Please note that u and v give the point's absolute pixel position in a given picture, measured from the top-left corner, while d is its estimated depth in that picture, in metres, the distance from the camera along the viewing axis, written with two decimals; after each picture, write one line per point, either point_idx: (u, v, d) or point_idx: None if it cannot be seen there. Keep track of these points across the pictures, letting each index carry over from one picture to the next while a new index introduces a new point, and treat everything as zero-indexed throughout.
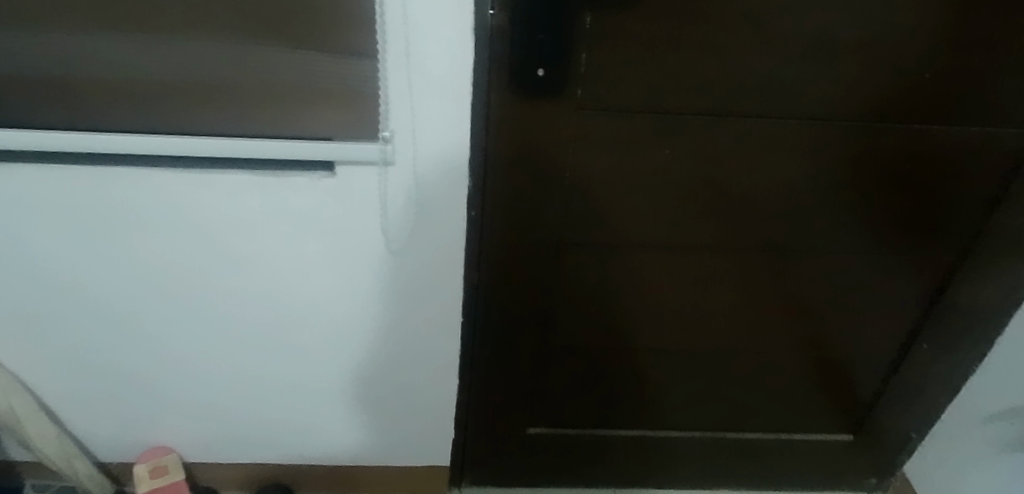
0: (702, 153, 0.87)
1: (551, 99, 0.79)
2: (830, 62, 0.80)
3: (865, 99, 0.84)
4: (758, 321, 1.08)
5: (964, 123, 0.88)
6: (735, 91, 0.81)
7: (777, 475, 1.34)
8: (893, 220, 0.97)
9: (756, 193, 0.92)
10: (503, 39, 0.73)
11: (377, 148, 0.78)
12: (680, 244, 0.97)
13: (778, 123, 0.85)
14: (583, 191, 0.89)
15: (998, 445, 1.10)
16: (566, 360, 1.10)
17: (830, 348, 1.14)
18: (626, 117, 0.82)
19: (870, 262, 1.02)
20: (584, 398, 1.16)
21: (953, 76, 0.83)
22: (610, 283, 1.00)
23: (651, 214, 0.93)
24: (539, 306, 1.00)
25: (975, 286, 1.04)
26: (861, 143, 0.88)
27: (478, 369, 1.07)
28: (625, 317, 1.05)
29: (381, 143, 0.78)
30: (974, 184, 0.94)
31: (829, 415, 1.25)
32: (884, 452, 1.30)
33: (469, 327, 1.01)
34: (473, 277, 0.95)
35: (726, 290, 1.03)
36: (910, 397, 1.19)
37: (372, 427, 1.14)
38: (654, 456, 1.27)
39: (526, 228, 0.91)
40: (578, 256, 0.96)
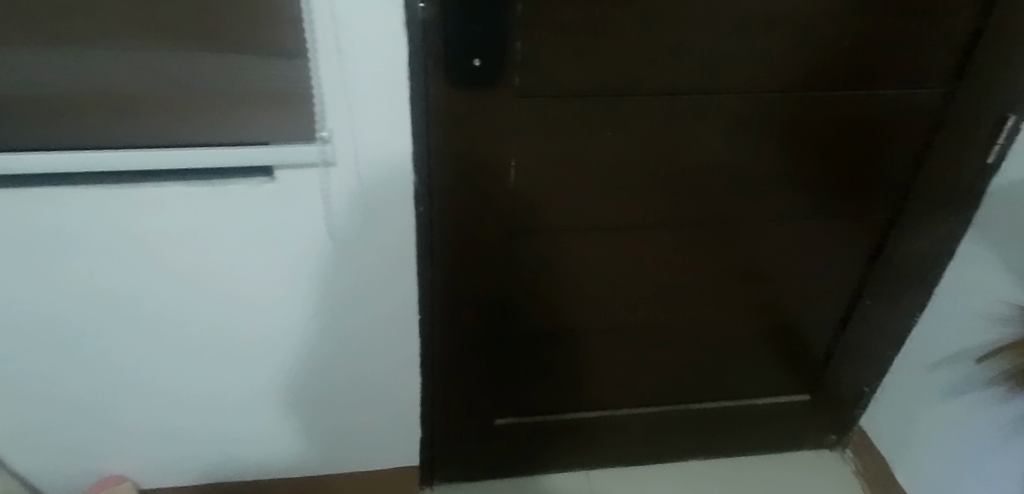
0: (643, 132, 0.88)
1: (490, 89, 0.78)
2: (759, 37, 0.82)
3: (795, 70, 0.86)
4: (710, 293, 1.11)
5: (888, 86, 0.91)
6: (669, 70, 0.83)
7: (741, 441, 1.38)
8: (830, 184, 1.01)
9: (699, 168, 0.94)
10: (435, 31, 0.72)
11: (316, 148, 0.77)
12: (630, 224, 0.98)
13: (713, 98, 0.87)
14: (529, 179, 0.89)
15: (945, 388, 1.18)
16: (526, 347, 1.10)
17: (781, 312, 1.17)
18: (567, 102, 0.82)
19: (812, 227, 1.06)
20: (548, 384, 1.17)
21: (873, 43, 0.86)
22: (563, 268, 1.01)
23: (598, 196, 0.94)
24: (496, 297, 1.01)
25: (910, 241, 1.09)
26: (793, 112, 0.91)
27: (440, 365, 1.07)
28: (582, 300, 1.06)
29: (320, 144, 0.77)
30: (901, 143, 0.98)
31: (786, 378, 1.29)
32: (839, 406, 1.36)
33: (427, 324, 1.00)
34: (426, 273, 0.94)
35: (678, 265, 1.05)
36: (858, 351, 1.25)
37: (336, 434, 1.12)
38: (621, 435, 1.29)
39: (476, 220, 0.91)
40: (530, 244, 0.96)
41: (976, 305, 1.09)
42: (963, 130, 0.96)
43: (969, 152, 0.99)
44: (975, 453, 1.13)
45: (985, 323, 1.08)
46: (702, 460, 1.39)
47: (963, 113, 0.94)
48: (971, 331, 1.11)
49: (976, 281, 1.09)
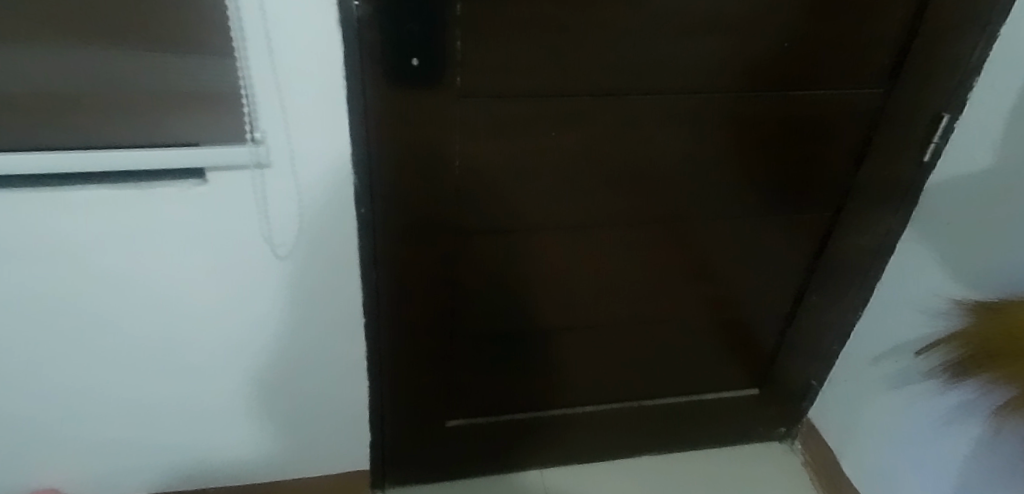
0: (587, 132, 0.88)
1: (430, 89, 0.76)
2: (699, 38, 0.82)
3: (736, 71, 0.87)
4: (659, 291, 1.12)
5: (828, 86, 0.93)
6: (612, 70, 0.82)
7: (692, 436, 1.40)
8: (773, 183, 1.03)
9: (644, 168, 0.94)
10: (371, 30, 0.70)
11: (248, 150, 0.75)
12: (577, 224, 0.98)
13: (656, 98, 0.87)
14: (473, 180, 0.88)
15: (886, 381, 1.21)
16: (476, 348, 1.10)
17: (729, 309, 1.19)
18: (510, 101, 0.82)
19: (756, 225, 1.07)
20: (499, 384, 1.17)
21: (810, 45, 0.88)
22: (511, 269, 1.00)
23: (544, 196, 0.93)
24: (444, 298, 1.00)
25: (850, 238, 1.12)
26: (735, 113, 0.92)
27: (389, 368, 1.05)
28: (530, 300, 1.06)
29: (251, 145, 0.75)
30: (841, 143, 1.00)
31: (735, 373, 1.31)
32: (787, 400, 1.39)
33: (373, 326, 0.99)
34: (371, 276, 0.93)
35: (627, 264, 1.06)
36: (804, 345, 1.28)
37: (282, 438, 1.10)
38: (574, 433, 1.30)
39: (421, 220, 0.89)
40: (476, 244, 0.96)
41: (913, 299, 1.13)
42: (899, 129, 0.99)
43: (904, 150, 1.02)
44: (915, 442, 1.17)
45: (922, 317, 1.12)
46: (656, 456, 1.41)
47: (899, 113, 0.97)
48: (909, 324, 1.14)
49: (913, 277, 1.13)
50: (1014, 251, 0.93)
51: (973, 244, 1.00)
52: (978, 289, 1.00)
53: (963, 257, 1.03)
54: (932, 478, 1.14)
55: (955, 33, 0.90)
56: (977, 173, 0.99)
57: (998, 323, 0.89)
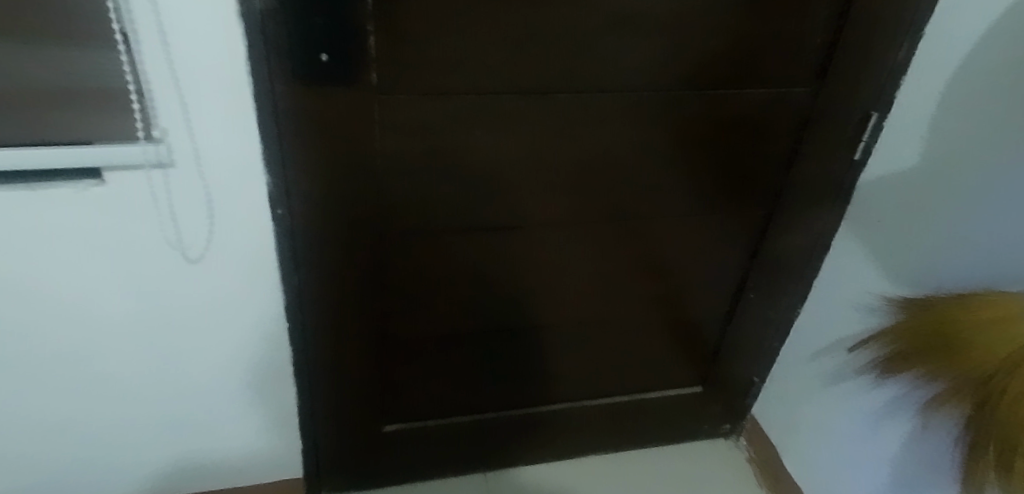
0: (514, 131, 0.86)
1: (344, 85, 0.74)
2: (624, 36, 0.81)
3: (665, 70, 0.87)
4: (596, 292, 1.11)
5: (757, 86, 0.93)
6: (536, 68, 0.81)
7: (637, 435, 1.40)
8: (707, 183, 1.02)
9: (574, 168, 0.93)
10: (275, 23, 0.68)
11: (142, 149, 0.72)
12: (508, 226, 0.96)
13: (583, 97, 0.86)
14: (399, 180, 0.86)
15: (824, 378, 1.23)
16: (411, 351, 1.08)
17: (668, 308, 1.19)
18: (432, 100, 0.80)
19: (692, 225, 1.07)
20: (437, 386, 1.15)
21: (737, 45, 0.87)
22: (442, 271, 0.98)
23: (473, 198, 0.91)
24: (373, 301, 0.97)
25: (785, 236, 1.13)
26: (666, 112, 0.91)
27: (318, 373, 1.02)
28: (464, 301, 1.04)
29: (146, 143, 0.72)
30: (774, 143, 1.01)
31: (678, 371, 1.32)
32: (730, 397, 1.40)
33: (298, 331, 0.96)
34: (293, 278, 0.90)
35: (562, 265, 1.05)
36: (745, 343, 1.29)
37: (208, 445, 1.06)
38: (516, 435, 1.29)
39: (344, 223, 0.87)
40: (405, 246, 0.93)
41: (847, 297, 1.14)
42: (829, 129, 1.00)
43: (836, 149, 1.02)
44: (849, 437, 1.18)
45: (855, 314, 1.13)
46: (601, 455, 1.40)
47: (828, 113, 0.97)
48: (844, 322, 1.16)
49: (847, 275, 1.14)
50: (940, 249, 0.94)
51: (902, 243, 1.02)
52: (906, 286, 1.01)
53: (894, 256, 1.04)
54: (865, 473, 1.16)
55: (881, 33, 0.90)
56: (905, 172, 1.00)
57: (929, 322, 0.90)
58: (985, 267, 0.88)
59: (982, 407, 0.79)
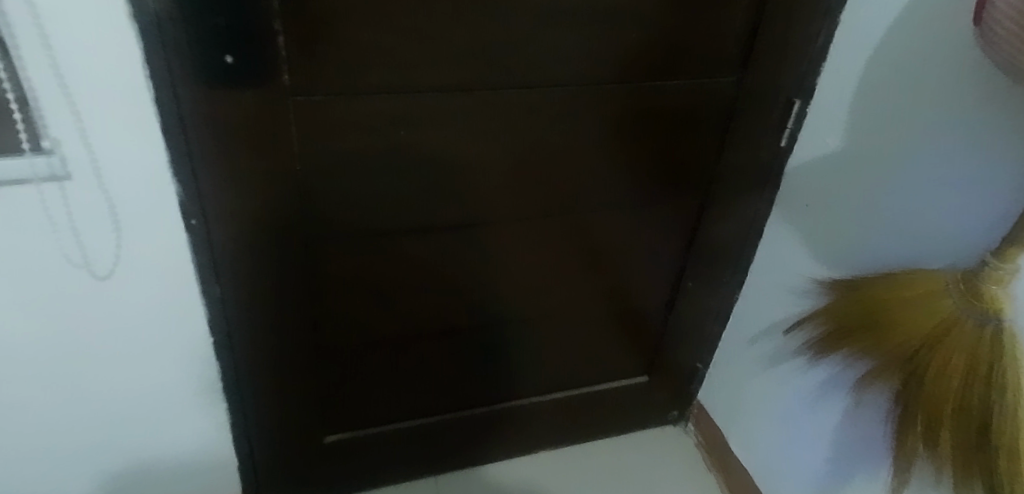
0: (440, 129, 0.84)
1: (254, 86, 0.71)
2: (545, 30, 0.81)
3: (589, 64, 0.86)
4: (537, 288, 1.10)
5: (681, 77, 0.93)
6: (457, 65, 0.79)
7: (586, 429, 1.40)
8: (639, 175, 1.02)
9: (505, 165, 0.92)
10: (172, 24, 0.65)
11: (28, 161, 0.68)
12: (441, 227, 0.95)
13: (508, 93, 0.85)
14: (323, 183, 0.83)
15: (763, 361, 1.25)
16: (348, 358, 1.05)
17: (610, 300, 1.19)
18: (350, 99, 0.77)
19: (628, 217, 1.07)
20: (379, 392, 1.13)
21: (660, 37, 0.87)
22: (375, 275, 0.96)
23: (401, 199, 0.89)
24: (304, 309, 0.94)
25: (719, 224, 1.14)
26: (594, 105, 0.91)
27: (250, 386, 0.99)
28: (400, 304, 1.02)
29: (34, 155, 0.68)
30: (703, 133, 1.01)
31: (623, 362, 1.32)
32: (676, 385, 1.42)
33: (226, 343, 0.93)
34: (215, 290, 0.87)
35: (499, 264, 1.04)
36: (686, 330, 1.31)
37: (136, 465, 1.02)
38: (463, 436, 1.27)
39: (267, 230, 0.84)
40: (333, 251, 0.91)
41: (781, 281, 1.16)
42: (754, 117, 1.01)
43: (763, 136, 1.04)
44: (788, 418, 1.21)
45: (790, 297, 1.15)
46: (552, 450, 1.40)
47: (752, 101, 0.99)
48: (779, 305, 1.18)
49: (780, 259, 1.16)
50: (865, 230, 0.96)
51: (829, 225, 1.04)
52: (835, 268, 1.04)
53: (821, 239, 1.06)
54: (802, 453, 1.18)
55: (798, 22, 0.92)
56: (829, 156, 1.02)
57: (854, 302, 0.92)
58: (903, 248, 0.91)
59: (910, 381, 0.82)
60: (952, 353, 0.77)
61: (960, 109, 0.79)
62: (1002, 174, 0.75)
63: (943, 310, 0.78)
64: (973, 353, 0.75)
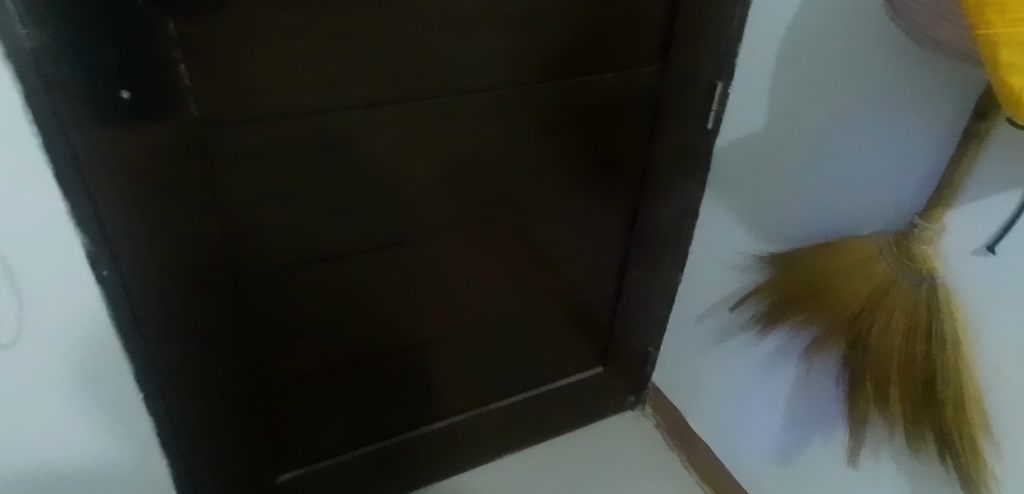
0: (365, 145, 0.80)
1: (157, 121, 0.66)
2: (464, 35, 0.78)
3: (513, 65, 0.84)
4: (483, 295, 1.08)
5: (606, 71, 0.93)
6: (377, 79, 0.76)
7: (547, 427, 1.40)
8: (574, 171, 1.02)
9: (438, 176, 0.89)
10: (55, 62, 0.58)
11: None
12: (378, 246, 0.91)
13: (433, 103, 0.82)
14: (246, 214, 0.78)
15: (711, 338, 1.27)
16: (294, 391, 1.00)
17: (557, 297, 1.18)
18: (266, 124, 0.73)
19: (566, 213, 1.06)
20: (332, 421, 1.08)
21: (581, 33, 0.86)
22: (314, 302, 0.92)
23: (333, 222, 0.85)
24: (240, 348, 0.89)
25: (656, 210, 1.15)
26: (522, 106, 0.89)
27: (190, 436, 0.93)
28: (344, 329, 0.97)
29: None
30: (632, 124, 1.01)
31: (576, 356, 1.32)
32: (630, 371, 1.43)
33: (158, 395, 0.86)
34: (139, 341, 0.80)
35: (443, 275, 1.01)
36: (635, 317, 1.32)
37: None
38: (424, 451, 1.24)
39: (191, 272, 0.78)
40: (266, 284, 0.86)
41: (720, 259, 1.18)
42: (679, 103, 1.02)
43: (689, 120, 1.05)
44: (742, 391, 1.23)
45: (731, 274, 1.17)
46: (516, 452, 1.39)
47: (676, 87, 0.99)
48: (722, 282, 1.20)
49: (718, 238, 1.18)
50: (795, 204, 0.99)
51: (760, 202, 1.06)
52: (771, 242, 1.06)
53: (755, 215, 1.08)
54: (758, 424, 1.21)
55: (713, 7, 0.93)
56: (754, 134, 1.04)
57: (793, 273, 0.94)
58: (833, 219, 0.94)
59: (857, 344, 0.85)
60: (892, 314, 0.79)
61: (873, 82, 0.81)
62: (921, 139, 0.78)
63: (880, 274, 0.81)
64: (912, 312, 0.78)
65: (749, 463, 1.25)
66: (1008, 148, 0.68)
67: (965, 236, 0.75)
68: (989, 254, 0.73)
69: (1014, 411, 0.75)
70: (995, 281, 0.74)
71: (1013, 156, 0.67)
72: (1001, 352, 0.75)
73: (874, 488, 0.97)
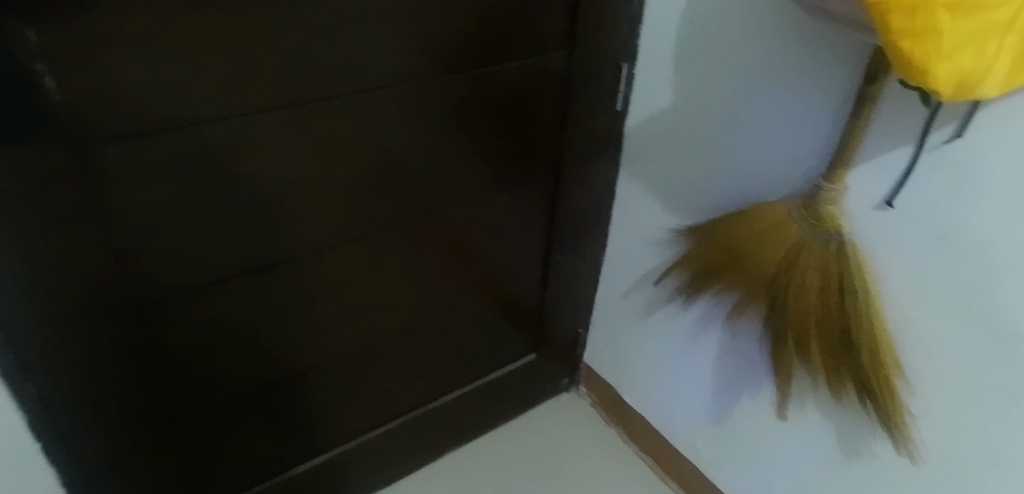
0: (268, 151, 0.75)
1: (26, 143, 0.58)
2: (365, 29, 0.75)
3: (418, 58, 0.82)
4: (408, 296, 1.05)
5: (513, 59, 0.92)
6: (275, 81, 0.71)
7: (486, 419, 1.39)
8: (490, 162, 1.00)
9: (349, 179, 0.85)
10: None
11: None
12: (293, 256, 0.86)
13: (338, 101, 0.78)
14: (142, 234, 0.72)
15: (638, 313, 1.30)
16: (215, 416, 0.94)
17: (483, 289, 1.17)
18: (155, 137, 0.67)
19: (486, 204, 1.05)
20: (259, 441, 1.03)
21: (485, 21, 0.85)
22: (228, 321, 0.86)
23: (239, 236, 0.80)
24: (150, 379, 0.82)
25: (574, 193, 1.15)
26: (433, 99, 0.87)
27: (103, 483, 0.85)
28: (263, 345, 0.92)
29: None
30: (544, 110, 1.01)
31: (508, 345, 1.32)
32: (562, 354, 1.44)
33: (60, 443, 0.78)
34: (31, 388, 0.72)
35: (364, 279, 0.97)
36: (562, 300, 1.32)
37: None
38: (362, 461, 1.21)
39: (83, 306, 0.71)
40: (174, 307, 0.80)
41: (638, 236, 1.21)
42: (588, 85, 1.02)
43: (599, 103, 1.06)
44: (672, 361, 1.26)
45: (650, 249, 1.20)
46: (456, 448, 1.37)
47: (584, 70, 1.00)
48: (642, 258, 1.23)
49: (635, 216, 1.20)
50: (707, 176, 1.02)
51: (674, 177, 1.08)
52: (686, 215, 1.09)
53: (669, 190, 1.11)
54: (690, 390, 1.24)
55: None
56: (662, 112, 1.06)
57: (710, 242, 0.97)
58: (743, 189, 0.97)
59: (776, 304, 0.89)
60: (806, 273, 0.84)
61: (770, 54, 0.85)
62: (820, 106, 0.82)
63: (792, 236, 0.84)
64: (824, 269, 0.82)
65: (684, 429, 1.29)
66: (898, 108, 0.72)
67: (866, 192, 0.79)
68: (888, 208, 0.78)
69: (923, 350, 0.81)
70: (896, 232, 0.79)
71: (902, 115, 0.72)
72: (906, 297, 0.80)
73: (803, 437, 1.03)
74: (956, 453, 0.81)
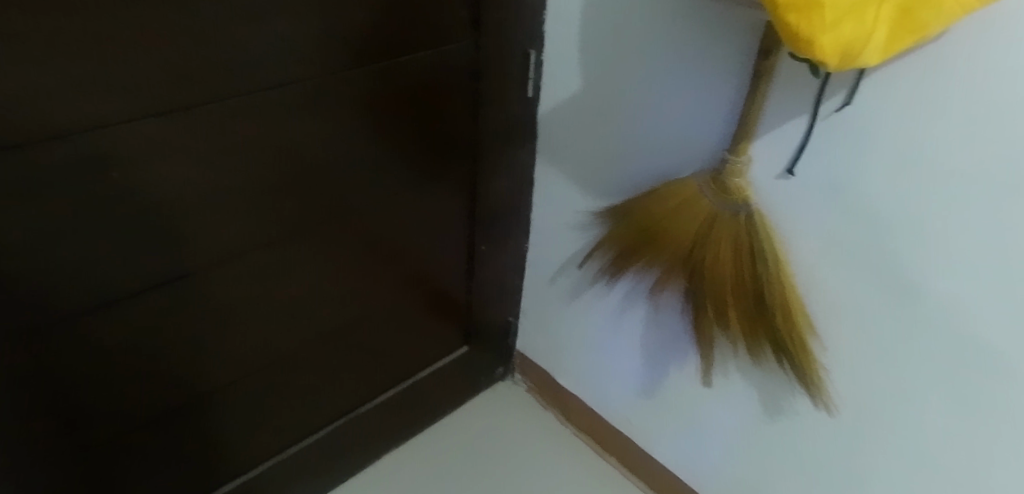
0: (163, 160, 0.71)
1: None
2: (259, 26, 0.71)
3: (320, 53, 0.78)
4: (329, 300, 1.02)
5: (419, 50, 0.90)
6: (165, 84, 0.67)
7: (422, 416, 1.37)
8: (404, 157, 0.98)
9: (255, 184, 0.81)
10: None
11: None
12: (200, 269, 0.82)
13: (238, 103, 0.74)
14: (25, 258, 0.66)
15: (565, 297, 1.31)
16: (129, 444, 0.88)
17: (408, 286, 1.15)
18: (30, 151, 0.61)
19: (403, 199, 1.02)
20: (181, 466, 0.97)
21: (387, 12, 0.82)
22: (135, 343, 0.80)
23: (139, 251, 0.74)
24: (50, 412, 0.76)
25: (493, 183, 1.15)
26: (339, 96, 0.83)
27: None
28: (176, 365, 0.87)
29: None
30: (455, 101, 1.00)
31: (439, 340, 1.30)
32: (494, 343, 1.44)
33: None
34: None
35: (280, 286, 0.93)
36: (490, 290, 1.32)
37: None
38: (296, 475, 1.17)
39: None
40: (70, 333, 0.74)
41: (559, 221, 1.22)
42: (498, 73, 1.02)
43: (510, 90, 1.06)
44: (601, 341, 1.28)
45: (572, 233, 1.21)
46: (393, 448, 1.35)
47: (493, 57, 0.99)
48: (565, 242, 1.24)
49: (555, 201, 1.21)
50: (620, 158, 1.04)
51: (588, 160, 1.10)
52: (603, 197, 1.10)
53: (585, 174, 1.12)
54: (620, 367, 1.27)
55: None
56: (572, 96, 1.07)
57: (628, 221, 0.99)
58: (654, 168, 0.99)
59: (694, 275, 0.92)
60: (719, 243, 0.87)
61: (671, 35, 0.87)
62: (720, 83, 0.84)
63: (704, 210, 0.87)
64: (736, 239, 0.86)
65: (617, 405, 1.32)
66: (792, 80, 0.75)
67: (769, 163, 0.83)
68: (789, 176, 0.82)
69: (830, 309, 0.85)
70: (799, 199, 0.83)
71: (797, 88, 0.75)
72: (813, 260, 0.85)
73: (728, 401, 1.07)
74: (866, 401, 0.87)
